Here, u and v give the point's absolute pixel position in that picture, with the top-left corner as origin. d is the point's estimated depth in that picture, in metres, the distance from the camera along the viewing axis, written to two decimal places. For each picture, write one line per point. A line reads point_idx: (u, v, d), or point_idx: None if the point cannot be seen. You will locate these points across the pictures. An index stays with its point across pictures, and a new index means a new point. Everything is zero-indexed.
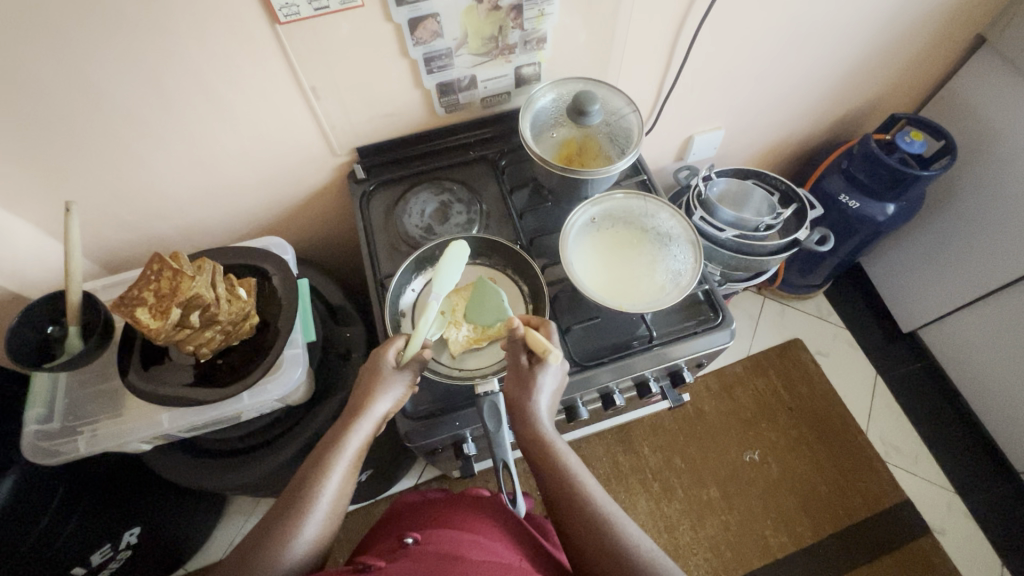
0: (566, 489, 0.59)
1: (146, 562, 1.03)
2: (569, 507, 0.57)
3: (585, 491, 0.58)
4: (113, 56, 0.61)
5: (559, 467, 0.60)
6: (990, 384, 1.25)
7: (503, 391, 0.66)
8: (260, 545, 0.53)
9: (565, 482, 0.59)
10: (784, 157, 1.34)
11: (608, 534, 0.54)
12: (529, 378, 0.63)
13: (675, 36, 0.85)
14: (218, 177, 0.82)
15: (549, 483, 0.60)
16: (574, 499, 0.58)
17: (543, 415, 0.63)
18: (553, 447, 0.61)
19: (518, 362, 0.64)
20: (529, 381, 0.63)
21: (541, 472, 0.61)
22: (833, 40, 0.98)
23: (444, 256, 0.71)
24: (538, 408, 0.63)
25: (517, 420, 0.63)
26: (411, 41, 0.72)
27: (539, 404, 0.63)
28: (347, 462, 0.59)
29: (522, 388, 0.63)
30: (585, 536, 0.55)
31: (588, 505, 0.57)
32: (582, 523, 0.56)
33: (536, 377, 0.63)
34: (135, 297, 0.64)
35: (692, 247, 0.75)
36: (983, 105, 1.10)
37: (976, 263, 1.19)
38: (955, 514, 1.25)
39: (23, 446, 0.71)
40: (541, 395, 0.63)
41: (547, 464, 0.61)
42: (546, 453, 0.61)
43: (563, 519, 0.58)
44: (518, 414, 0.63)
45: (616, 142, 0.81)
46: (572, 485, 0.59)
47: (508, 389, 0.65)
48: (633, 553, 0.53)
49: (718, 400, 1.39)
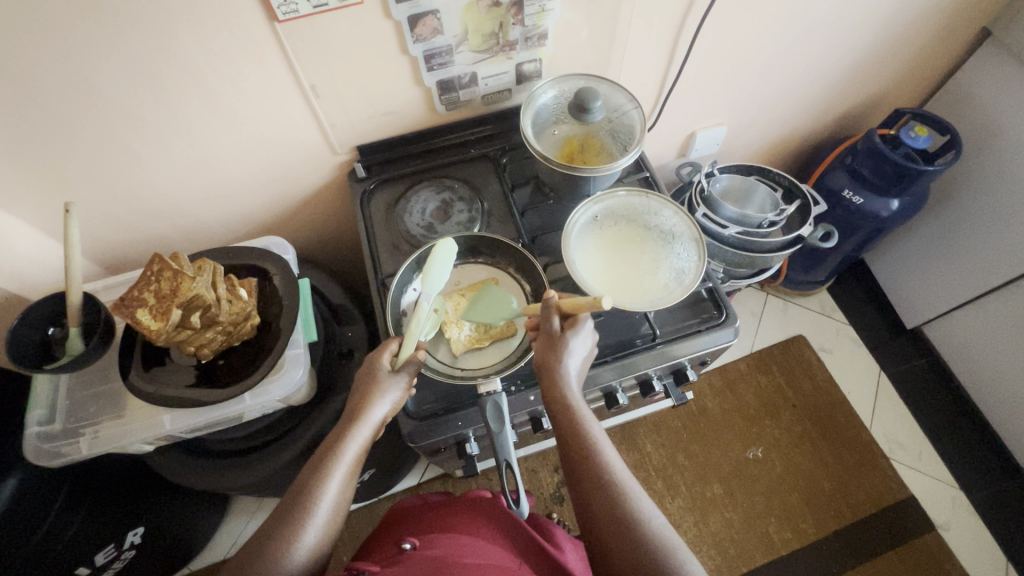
0: (588, 460, 0.58)
1: (150, 562, 1.03)
2: (588, 481, 0.57)
3: (605, 463, 0.58)
4: (111, 56, 0.61)
5: (580, 438, 0.59)
6: (995, 380, 1.24)
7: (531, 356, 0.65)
8: (259, 548, 0.53)
9: (587, 453, 0.58)
10: (786, 153, 1.33)
11: (625, 510, 0.54)
12: (559, 341, 0.63)
13: (677, 32, 0.85)
14: (218, 176, 0.82)
15: (571, 451, 0.59)
16: (594, 472, 0.57)
17: (571, 379, 0.62)
18: (580, 416, 0.60)
19: (550, 327, 0.64)
20: (560, 344, 0.62)
21: (564, 440, 0.60)
22: (837, 34, 0.97)
23: (431, 256, 0.71)
24: (567, 372, 0.61)
25: (545, 385, 0.62)
26: (411, 38, 0.71)
27: (569, 368, 0.62)
28: (345, 467, 0.59)
29: (551, 351, 0.62)
30: (601, 512, 0.55)
31: (606, 479, 0.56)
32: (597, 501, 0.55)
33: (567, 340, 0.62)
34: (135, 299, 0.64)
35: (695, 245, 0.75)
36: (988, 100, 1.09)
37: (982, 257, 1.18)
38: (959, 510, 1.24)
39: (25, 447, 0.71)
40: (571, 359, 0.62)
41: (571, 433, 0.60)
42: (572, 421, 0.60)
43: (583, 490, 0.57)
44: (547, 378, 0.62)
45: (619, 139, 0.81)
46: (594, 457, 0.58)
47: (537, 353, 0.64)
48: (647, 532, 0.53)
49: (721, 397, 1.38)
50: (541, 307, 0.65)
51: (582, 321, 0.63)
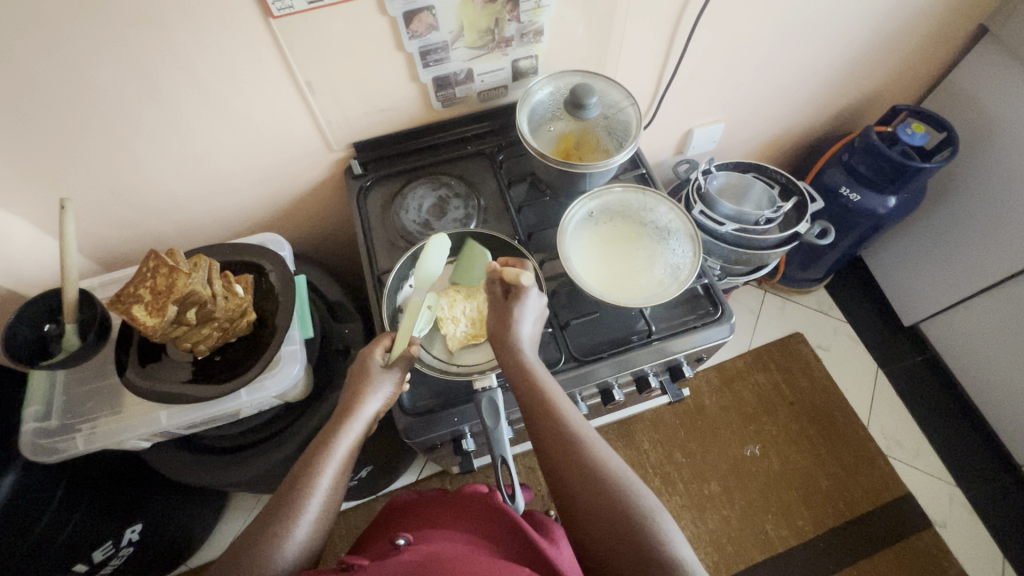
0: (548, 418, 0.58)
1: (148, 559, 1.04)
2: (549, 439, 0.57)
3: (565, 419, 0.58)
4: (106, 52, 0.61)
5: (540, 398, 0.59)
6: (992, 377, 1.25)
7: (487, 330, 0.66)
8: (251, 543, 0.53)
9: (547, 411, 0.59)
10: (784, 150, 1.33)
11: (586, 460, 0.54)
12: (506, 310, 0.64)
13: (673, 29, 0.85)
14: (215, 173, 0.82)
15: (531, 411, 0.60)
16: (555, 429, 0.57)
17: (526, 344, 0.63)
18: (537, 376, 0.61)
19: (495, 298, 0.66)
20: (507, 311, 0.64)
21: (523, 401, 0.61)
22: (834, 31, 0.97)
23: (424, 251, 0.75)
24: (520, 336, 0.63)
25: (501, 352, 0.63)
26: (407, 34, 0.71)
27: (522, 335, 0.63)
28: (337, 462, 0.59)
29: (502, 321, 0.64)
30: (564, 465, 0.55)
31: (567, 434, 0.57)
32: (559, 455, 0.56)
33: (512, 307, 0.63)
34: (132, 294, 0.64)
35: (691, 241, 0.75)
36: (986, 97, 1.09)
37: (979, 254, 1.18)
38: (957, 507, 1.24)
39: (22, 444, 0.71)
40: (522, 324, 0.63)
41: (530, 394, 0.60)
42: (529, 382, 0.60)
43: (545, 447, 0.57)
44: (502, 346, 0.63)
45: (615, 136, 0.81)
46: (554, 414, 0.58)
47: (489, 325, 0.65)
48: (609, 476, 0.53)
49: (718, 394, 1.38)
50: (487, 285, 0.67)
51: (526, 290, 0.64)
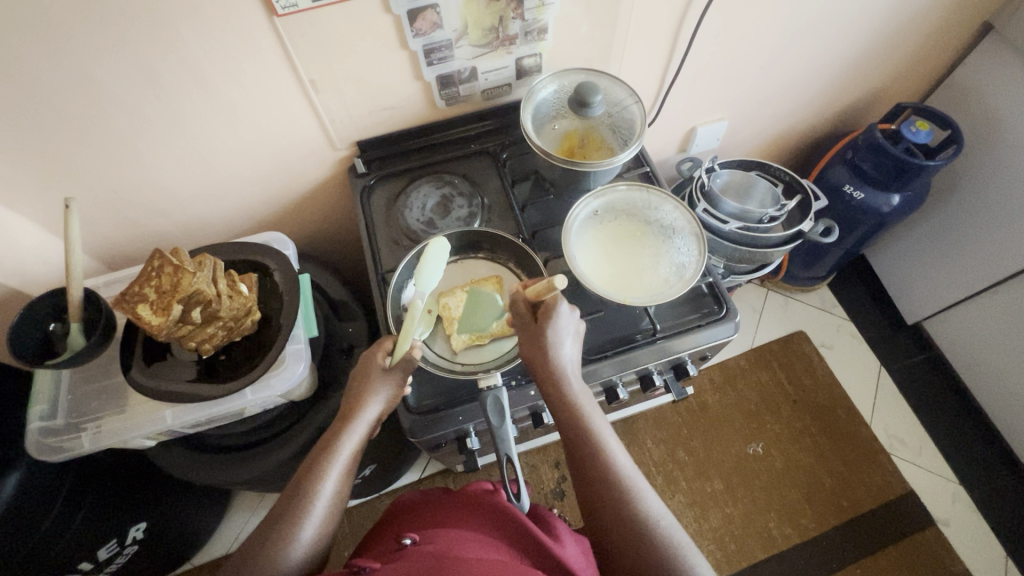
0: (592, 455, 0.58)
1: (152, 557, 1.04)
2: (591, 474, 0.57)
3: (609, 458, 0.58)
4: (111, 52, 0.61)
5: (585, 434, 0.59)
6: (996, 375, 1.24)
7: (521, 353, 0.63)
8: (259, 544, 0.53)
9: (591, 448, 0.58)
10: (787, 148, 1.33)
11: (627, 504, 0.54)
12: (540, 337, 0.61)
13: (678, 26, 0.84)
14: (220, 173, 0.82)
15: (575, 445, 0.59)
16: (598, 467, 0.57)
17: (568, 371, 0.61)
18: (583, 411, 0.60)
19: (525, 322, 0.62)
20: (542, 338, 0.61)
21: (568, 434, 0.60)
22: (838, 28, 0.96)
23: (422, 258, 0.74)
24: (562, 365, 0.61)
25: (544, 380, 0.61)
26: (411, 32, 0.71)
27: (562, 359, 0.61)
28: (342, 466, 0.59)
29: (538, 346, 0.61)
30: (604, 507, 0.55)
31: (610, 476, 0.56)
32: (599, 492, 0.56)
33: (546, 333, 0.61)
34: (137, 293, 0.64)
35: (695, 239, 0.75)
36: (991, 94, 1.08)
37: (984, 252, 1.17)
38: (960, 505, 1.24)
39: (28, 443, 0.71)
40: (561, 350, 0.61)
41: (573, 428, 0.59)
42: (574, 416, 0.60)
43: (587, 484, 0.58)
44: (545, 374, 0.61)
45: (619, 134, 0.81)
46: (599, 453, 0.58)
47: (524, 350, 0.63)
48: (649, 524, 0.53)
49: (721, 393, 1.38)
50: (513, 307, 0.64)
51: (556, 307, 0.61)
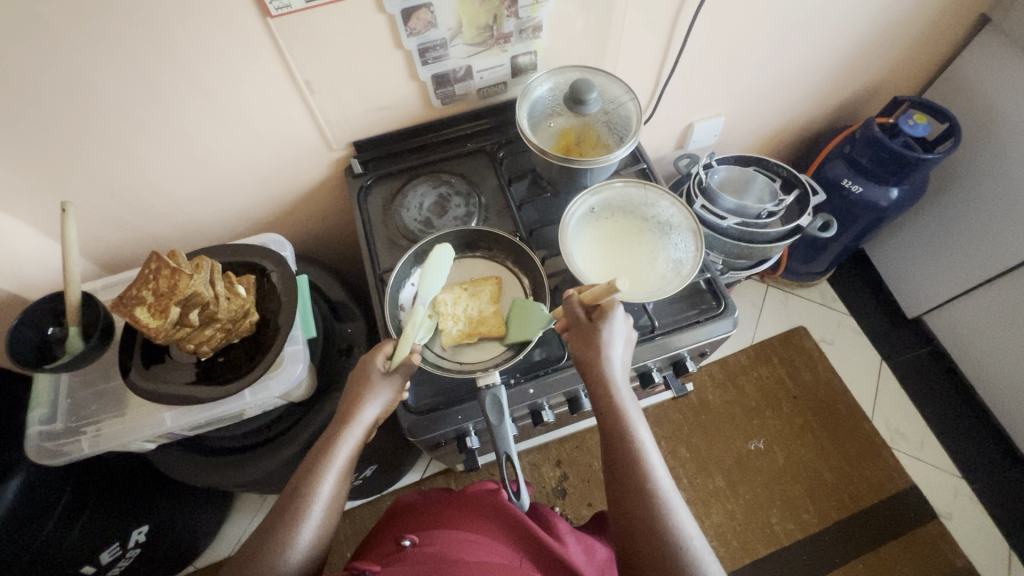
0: (627, 457, 0.58)
1: (154, 560, 1.04)
2: (624, 479, 0.57)
3: (646, 466, 0.57)
4: (104, 55, 0.61)
5: (623, 440, 0.59)
6: (997, 369, 1.24)
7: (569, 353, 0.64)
8: (259, 546, 0.53)
9: (628, 454, 0.58)
10: (785, 143, 1.32)
11: (657, 516, 0.54)
12: (593, 334, 0.62)
13: (673, 21, 0.84)
14: (217, 175, 0.82)
15: (613, 449, 0.59)
16: (632, 473, 0.57)
17: (616, 374, 0.62)
18: (626, 415, 0.60)
19: (579, 320, 0.63)
20: (594, 336, 0.62)
21: (608, 438, 0.60)
22: (834, 22, 0.96)
23: (427, 265, 0.72)
24: (612, 367, 0.61)
25: (588, 378, 0.62)
26: (405, 32, 0.71)
27: (612, 360, 0.62)
28: (338, 469, 0.59)
29: (588, 344, 0.62)
30: (631, 508, 0.55)
31: (642, 479, 0.56)
32: (629, 498, 0.56)
33: (599, 332, 0.62)
34: (134, 296, 0.64)
35: (693, 235, 0.75)
36: (988, 86, 1.08)
37: (985, 245, 1.17)
38: (961, 499, 1.24)
39: (28, 447, 0.72)
40: (610, 351, 0.62)
41: (615, 432, 0.59)
42: (617, 419, 0.60)
43: (618, 486, 0.57)
44: (591, 373, 0.62)
45: (615, 130, 0.81)
46: (635, 458, 0.57)
47: (574, 349, 0.63)
48: (677, 539, 0.52)
49: (721, 389, 1.38)
50: (566, 308, 0.65)
51: (612, 310, 0.62)
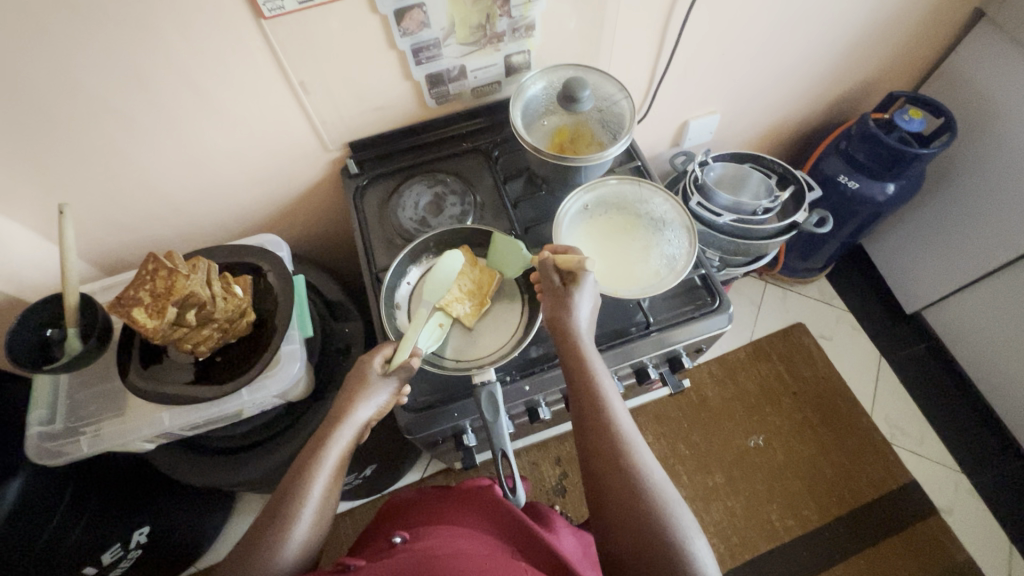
0: (594, 412, 0.59)
1: (156, 561, 1.05)
2: (592, 432, 0.58)
3: (613, 418, 0.58)
4: (98, 57, 0.61)
5: (590, 393, 0.60)
6: (996, 363, 1.24)
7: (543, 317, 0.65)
8: (251, 545, 0.54)
9: (595, 407, 0.59)
10: (782, 140, 1.33)
11: (624, 464, 0.55)
12: (566, 298, 0.63)
13: (666, 18, 0.84)
14: (213, 176, 0.82)
15: (581, 405, 0.60)
16: (600, 425, 0.58)
17: (583, 333, 0.63)
18: (591, 369, 0.61)
19: (553, 285, 0.65)
20: (566, 300, 0.63)
21: (576, 394, 0.61)
22: (828, 17, 0.96)
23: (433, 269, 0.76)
24: (581, 326, 0.63)
25: (557, 338, 0.64)
26: (398, 32, 0.71)
27: (580, 319, 0.63)
28: (329, 470, 0.59)
29: (559, 308, 0.64)
30: (599, 458, 0.56)
31: (609, 429, 0.57)
32: (598, 450, 0.57)
33: (571, 295, 0.63)
34: (131, 297, 0.64)
35: (686, 231, 0.75)
36: (982, 80, 1.08)
37: (982, 239, 1.17)
38: (962, 494, 1.24)
39: (29, 448, 0.72)
40: (580, 311, 0.63)
41: (583, 387, 0.61)
42: (583, 373, 0.61)
43: (586, 439, 0.59)
44: (559, 332, 0.63)
45: (609, 128, 0.81)
46: (602, 411, 0.59)
47: (546, 314, 0.65)
48: (643, 483, 0.54)
49: (721, 386, 1.38)
50: (541, 270, 0.67)
51: (584, 276, 0.63)
